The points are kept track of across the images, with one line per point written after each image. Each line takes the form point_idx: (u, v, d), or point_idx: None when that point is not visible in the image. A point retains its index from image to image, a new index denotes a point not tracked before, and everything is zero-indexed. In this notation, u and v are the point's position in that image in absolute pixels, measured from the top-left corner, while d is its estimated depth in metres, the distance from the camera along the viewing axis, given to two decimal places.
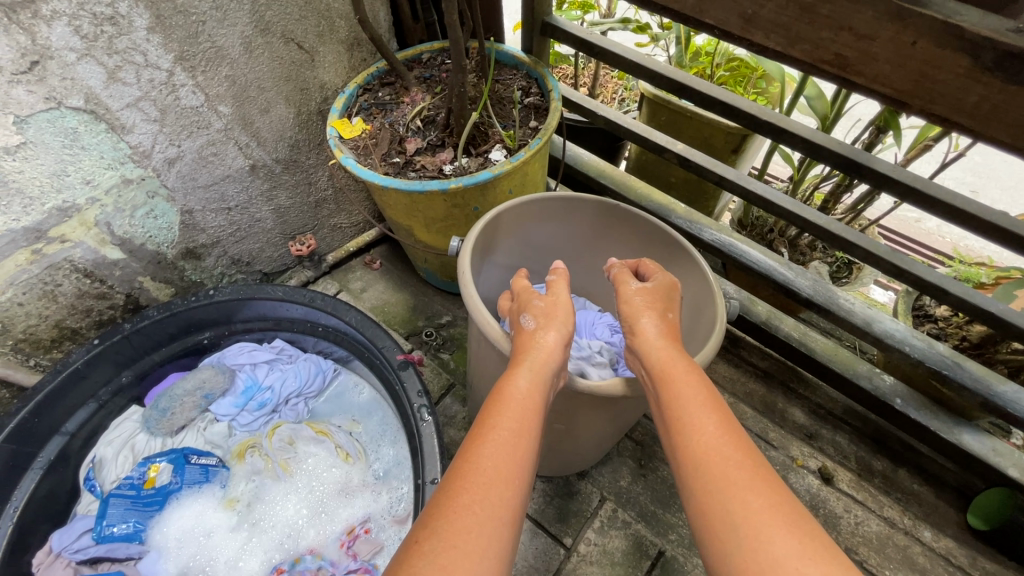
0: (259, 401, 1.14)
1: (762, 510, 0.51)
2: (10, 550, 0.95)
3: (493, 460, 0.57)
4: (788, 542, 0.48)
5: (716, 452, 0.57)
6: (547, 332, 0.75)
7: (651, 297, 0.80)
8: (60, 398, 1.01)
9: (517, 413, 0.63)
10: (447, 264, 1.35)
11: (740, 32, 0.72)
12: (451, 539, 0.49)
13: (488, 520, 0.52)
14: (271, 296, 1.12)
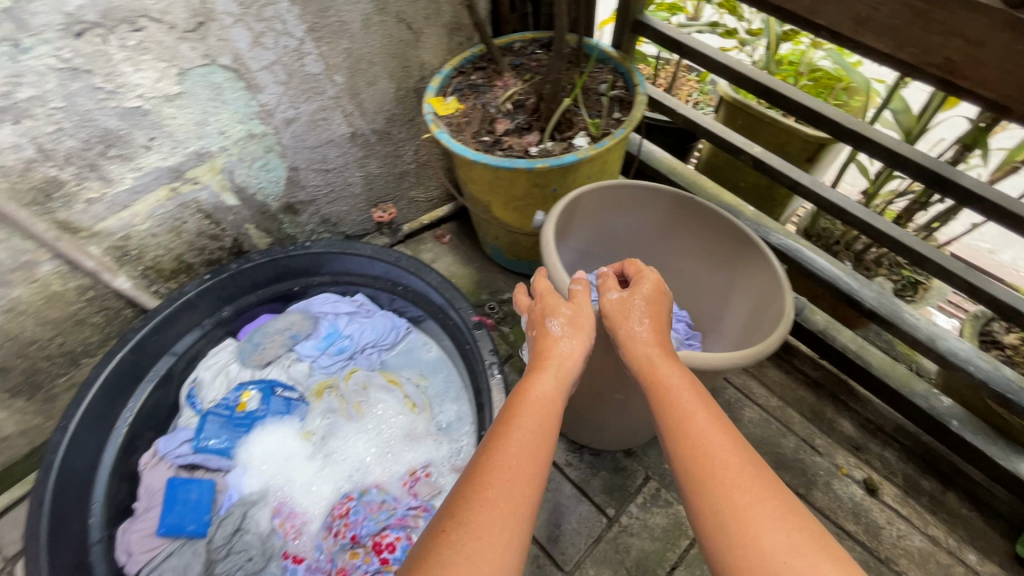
0: (339, 347, 1.24)
1: (759, 508, 0.54)
2: (123, 449, 1.09)
3: (509, 457, 0.60)
4: (776, 537, 0.52)
5: (715, 451, 0.60)
6: (562, 337, 0.78)
7: (647, 300, 0.82)
8: (173, 322, 1.14)
9: (536, 415, 0.67)
10: (516, 244, 1.41)
11: (851, 34, 0.81)
12: (476, 530, 0.52)
13: (510, 510, 0.55)
14: (360, 253, 1.23)
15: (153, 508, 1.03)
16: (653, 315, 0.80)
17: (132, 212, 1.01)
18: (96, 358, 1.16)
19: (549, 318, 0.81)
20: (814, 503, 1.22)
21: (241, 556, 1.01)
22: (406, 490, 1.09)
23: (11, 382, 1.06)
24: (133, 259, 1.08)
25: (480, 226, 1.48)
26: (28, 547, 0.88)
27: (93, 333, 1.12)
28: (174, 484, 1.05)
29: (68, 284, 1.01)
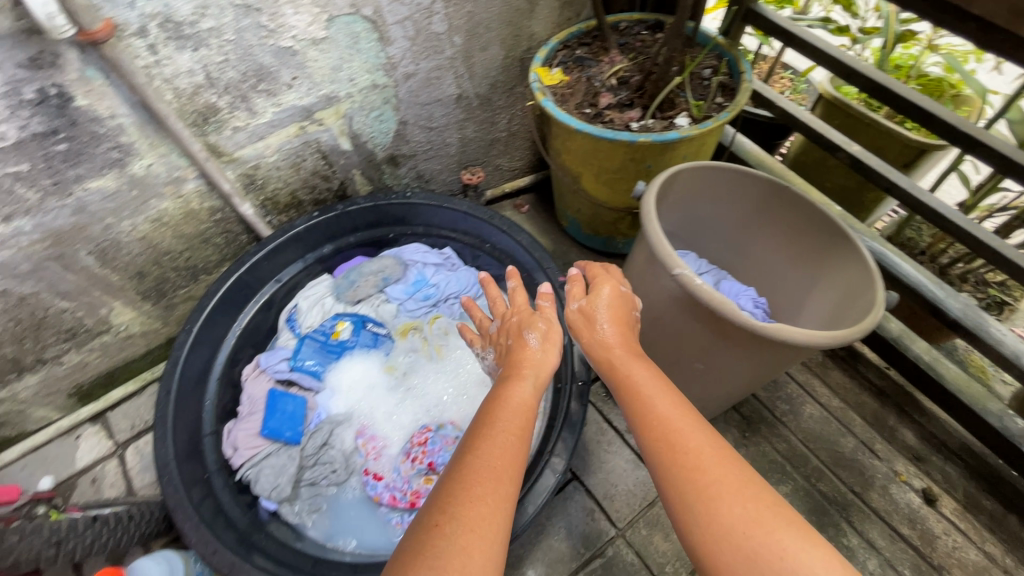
0: (425, 293, 1.33)
1: (722, 489, 0.58)
2: (230, 359, 1.20)
3: (485, 466, 0.63)
4: (736, 511, 0.56)
5: (681, 438, 0.63)
6: (530, 347, 0.83)
7: (613, 301, 0.85)
8: (283, 251, 1.24)
9: (508, 422, 0.70)
10: (597, 218, 1.46)
11: (1007, 24, 0.81)
12: (464, 538, 0.56)
13: (493, 516, 0.59)
14: (457, 208, 1.30)
15: (255, 412, 1.14)
16: (616, 316, 0.83)
17: (265, 143, 1.11)
18: (211, 276, 1.28)
19: (524, 331, 0.86)
20: (869, 503, 1.23)
21: (328, 467, 1.11)
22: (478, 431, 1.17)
23: (143, 287, 1.18)
24: (257, 188, 1.18)
25: (562, 198, 1.53)
26: (159, 428, 1.01)
27: (213, 252, 1.23)
28: (275, 394, 1.15)
29: (203, 203, 1.12)
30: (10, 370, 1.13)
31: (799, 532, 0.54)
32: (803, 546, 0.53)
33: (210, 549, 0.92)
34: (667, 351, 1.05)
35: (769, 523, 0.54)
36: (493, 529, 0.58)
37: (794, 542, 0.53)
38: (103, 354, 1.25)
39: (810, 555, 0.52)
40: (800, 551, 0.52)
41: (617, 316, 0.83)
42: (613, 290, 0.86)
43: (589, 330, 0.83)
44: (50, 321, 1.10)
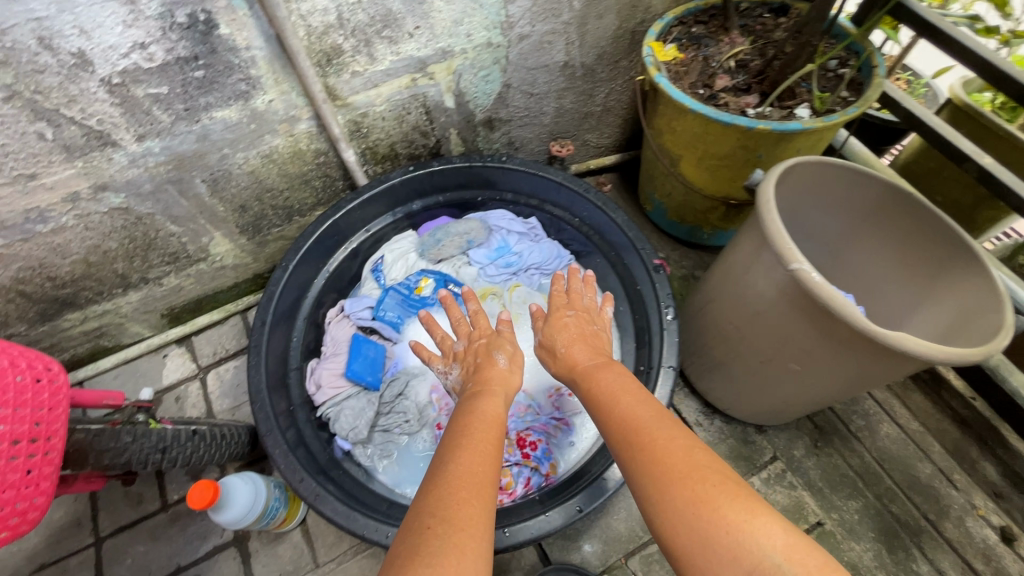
0: (507, 261, 1.32)
1: (681, 475, 0.62)
2: (316, 301, 1.23)
3: (469, 472, 0.67)
4: (685, 494, 0.60)
5: (644, 435, 0.69)
6: (496, 364, 0.91)
7: (574, 322, 0.96)
8: (376, 202, 1.25)
9: (490, 433, 0.75)
10: (687, 205, 1.42)
11: None
12: (454, 537, 0.59)
13: (479, 517, 0.62)
14: (552, 178, 1.25)
15: (340, 354, 1.18)
16: (575, 335, 0.93)
17: (377, 92, 1.11)
18: (303, 219, 1.31)
19: (493, 350, 0.93)
20: (942, 532, 1.18)
21: (402, 416, 1.14)
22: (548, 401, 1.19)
23: (243, 221, 1.22)
24: (361, 136, 1.19)
25: (651, 180, 1.49)
26: (253, 356, 1.05)
27: (310, 195, 1.25)
28: (359, 339, 1.18)
29: (310, 145, 1.14)
30: (117, 285, 1.19)
31: (746, 506, 0.58)
32: (752, 518, 0.56)
33: (297, 477, 0.93)
34: (759, 347, 1.02)
35: (718, 500, 0.58)
36: (478, 528, 0.61)
37: (741, 514, 0.57)
38: (197, 281, 1.30)
39: (756, 526, 0.56)
40: (750, 524, 0.56)
41: (576, 336, 0.93)
42: (571, 315, 0.98)
43: (551, 354, 0.93)
44: (158, 243, 1.15)
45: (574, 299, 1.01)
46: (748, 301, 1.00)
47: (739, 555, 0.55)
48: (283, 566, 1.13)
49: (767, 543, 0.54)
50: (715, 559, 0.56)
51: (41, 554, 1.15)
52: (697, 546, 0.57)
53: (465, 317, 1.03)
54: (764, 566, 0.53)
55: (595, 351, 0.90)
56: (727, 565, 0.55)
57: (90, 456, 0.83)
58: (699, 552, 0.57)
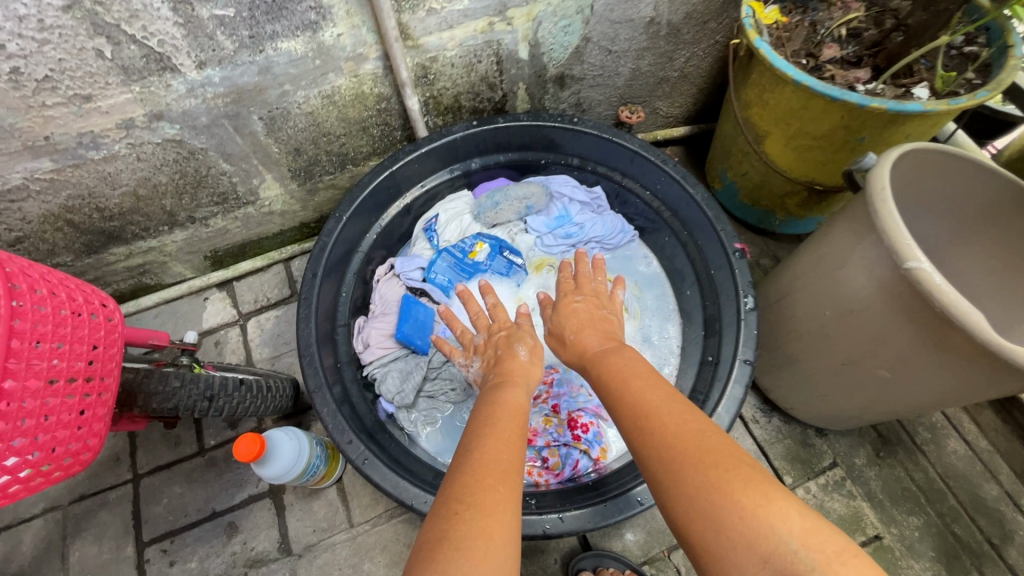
0: (567, 232, 1.24)
1: (695, 459, 0.58)
2: (365, 257, 1.18)
3: (492, 466, 0.64)
4: (699, 478, 0.56)
5: (657, 416, 0.64)
6: (508, 356, 0.86)
7: (583, 308, 0.89)
8: (435, 155, 1.17)
9: (509, 424, 0.71)
10: (763, 188, 1.31)
11: None
12: (478, 532, 0.57)
13: (504, 508, 0.60)
14: (626, 145, 1.14)
15: (389, 314, 1.13)
16: (585, 322, 0.87)
17: (451, 34, 1.02)
18: (356, 169, 1.24)
19: (513, 343, 0.88)
20: (1006, 558, 1.11)
21: (449, 384, 1.09)
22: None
23: (296, 165, 1.15)
24: (428, 83, 1.11)
25: (725, 157, 1.38)
26: (303, 308, 1.00)
27: (366, 143, 1.18)
28: (409, 300, 1.12)
29: (374, 88, 1.06)
30: (164, 222, 1.14)
31: (764, 492, 0.53)
32: (769, 505, 0.52)
33: (346, 438, 0.89)
34: (844, 348, 0.94)
35: (733, 485, 0.54)
36: (502, 523, 0.58)
37: (756, 502, 0.52)
38: (243, 225, 1.25)
39: (773, 511, 0.51)
40: (765, 510, 0.52)
41: (584, 322, 0.86)
42: (579, 301, 0.91)
43: (560, 341, 0.87)
44: (208, 182, 1.10)
45: (582, 284, 0.94)
46: (839, 295, 0.92)
47: (755, 543, 0.50)
48: (318, 522, 1.11)
49: (783, 529, 0.50)
50: (728, 544, 0.51)
51: (79, 486, 1.14)
52: (709, 534, 0.53)
53: (482, 311, 0.97)
54: (779, 552, 0.49)
55: (605, 336, 0.84)
56: (740, 552, 0.50)
57: (139, 398, 0.81)
58: (711, 538, 0.53)
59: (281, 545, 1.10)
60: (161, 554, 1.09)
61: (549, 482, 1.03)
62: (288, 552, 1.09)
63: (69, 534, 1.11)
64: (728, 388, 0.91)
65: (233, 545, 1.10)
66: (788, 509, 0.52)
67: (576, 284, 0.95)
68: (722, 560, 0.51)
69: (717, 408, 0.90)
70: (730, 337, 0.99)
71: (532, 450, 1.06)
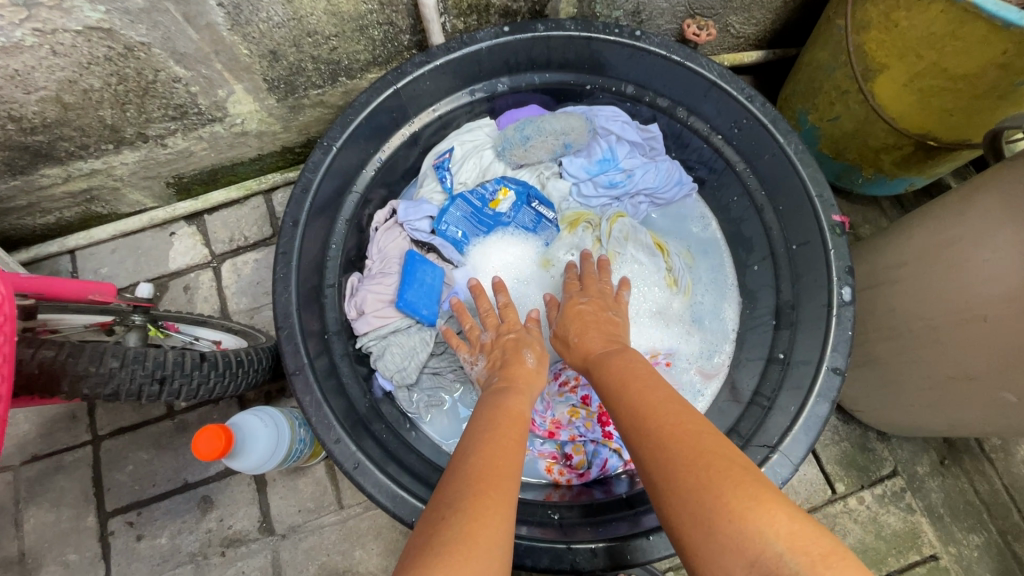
0: (610, 180, 1.02)
1: (688, 457, 0.50)
2: (361, 199, 0.95)
3: (489, 460, 0.53)
4: (688, 476, 0.49)
5: (653, 411, 0.57)
6: (515, 357, 0.73)
7: (589, 310, 0.77)
8: (452, 71, 0.90)
9: (506, 418, 0.60)
10: (856, 137, 1.03)
11: None
12: (467, 531, 0.45)
13: (501, 511, 0.48)
14: (702, 73, 0.86)
15: (389, 273, 0.93)
16: (590, 322, 0.76)
17: None
18: (351, 82, 0.97)
19: (522, 346, 0.74)
20: None
21: (459, 360, 0.93)
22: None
23: (273, 73, 0.89)
24: None
25: (808, 93, 1.06)
26: (281, 266, 0.79)
27: (364, 48, 0.91)
28: (414, 259, 0.92)
29: None
30: (107, 139, 0.90)
31: (761, 494, 0.46)
32: (763, 509, 0.45)
33: (332, 436, 0.73)
34: (954, 358, 0.76)
35: (725, 488, 0.47)
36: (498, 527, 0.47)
37: (751, 505, 0.45)
38: (211, 147, 1.00)
39: (765, 516, 0.45)
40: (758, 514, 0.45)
41: (590, 324, 0.76)
42: (584, 302, 0.80)
43: (564, 345, 0.76)
44: (158, 90, 0.84)
45: (587, 285, 0.84)
46: (954, 292, 0.73)
47: (740, 547, 0.44)
48: (304, 502, 0.98)
49: (773, 535, 0.44)
50: (715, 548, 0.45)
51: (31, 445, 1.00)
52: (697, 538, 0.46)
53: (490, 309, 0.83)
54: (768, 559, 0.43)
55: (612, 338, 0.73)
56: (727, 558, 0.44)
57: (64, 383, 0.63)
58: (699, 542, 0.46)
59: (261, 524, 0.97)
60: (127, 526, 0.97)
61: (571, 481, 0.89)
62: (270, 532, 0.97)
63: (22, 498, 0.98)
64: (806, 401, 0.75)
65: (208, 521, 0.97)
66: (783, 514, 0.45)
67: (580, 284, 0.85)
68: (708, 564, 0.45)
69: (793, 429, 0.74)
70: (814, 334, 0.80)
71: (554, 443, 0.91)
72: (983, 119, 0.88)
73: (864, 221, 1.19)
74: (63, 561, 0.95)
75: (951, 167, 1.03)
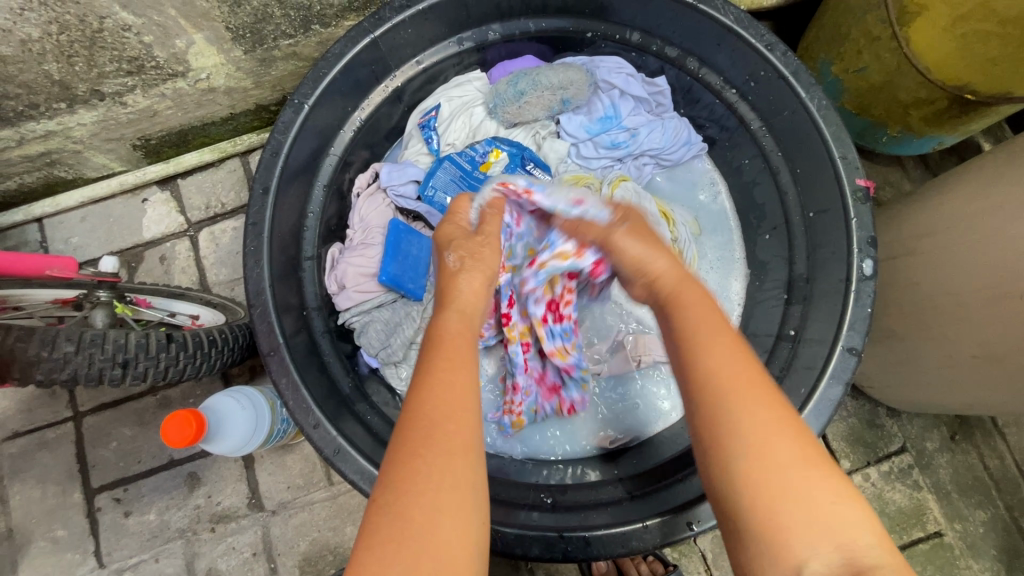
0: (613, 140, 0.94)
1: (765, 432, 0.45)
2: (341, 163, 0.87)
3: (438, 428, 0.46)
4: (782, 452, 0.45)
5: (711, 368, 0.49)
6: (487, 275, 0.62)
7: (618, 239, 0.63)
8: (436, 16, 0.81)
9: (448, 341, 0.53)
10: (884, 91, 0.92)
11: None
12: (404, 536, 0.41)
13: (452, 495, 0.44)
14: (717, 16, 0.77)
15: (372, 243, 0.87)
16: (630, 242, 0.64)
17: None
18: (327, 30, 0.88)
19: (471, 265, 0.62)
20: None
21: None
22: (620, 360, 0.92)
23: (236, 21, 0.80)
24: None
25: (834, 42, 0.94)
26: (251, 238, 0.73)
27: None
28: (398, 229, 0.86)
29: None
30: (58, 96, 0.82)
31: (841, 487, 0.45)
32: (840, 493, 0.44)
33: (311, 421, 0.68)
34: (983, 335, 0.70)
35: (805, 476, 0.44)
36: (460, 509, 0.43)
37: (832, 495, 0.44)
38: (177, 105, 0.92)
39: (845, 501, 0.44)
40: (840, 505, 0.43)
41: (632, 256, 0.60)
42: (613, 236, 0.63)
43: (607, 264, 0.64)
44: (107, 40, 0.76)
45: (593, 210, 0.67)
46: (988, 263, 0.66)
47: (828, 531, 0.42)
48: (293, 479, 0.96)
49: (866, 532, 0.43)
50: (794, 528, 0.42)
51: (12, 422, 0.97)
52: (767, 520, 0.43)
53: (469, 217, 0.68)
54: (858, 550, 0.42)
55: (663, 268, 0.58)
56: (810, 536, 0.42)
57: (14, 370, 0.60)
58: (769, 522, 0.43)
59: (250, 501, 0.95)
60: (115, 503, 0.95)
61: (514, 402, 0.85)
62: (259, 509, 0.95)
63: (6, 474, 0.96)
64: (819, 384, 0.69)
65: (196, 498, 0.96)
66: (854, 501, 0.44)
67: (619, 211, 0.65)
68: (778, 545, 0.42)
69: (802, 412, 0.69)
70: (829, 311, 0.74)
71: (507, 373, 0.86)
72: None
73: (885, 182, 1.10)
74: (51, 537, 0.94)
75: (986, 124, 0.94)
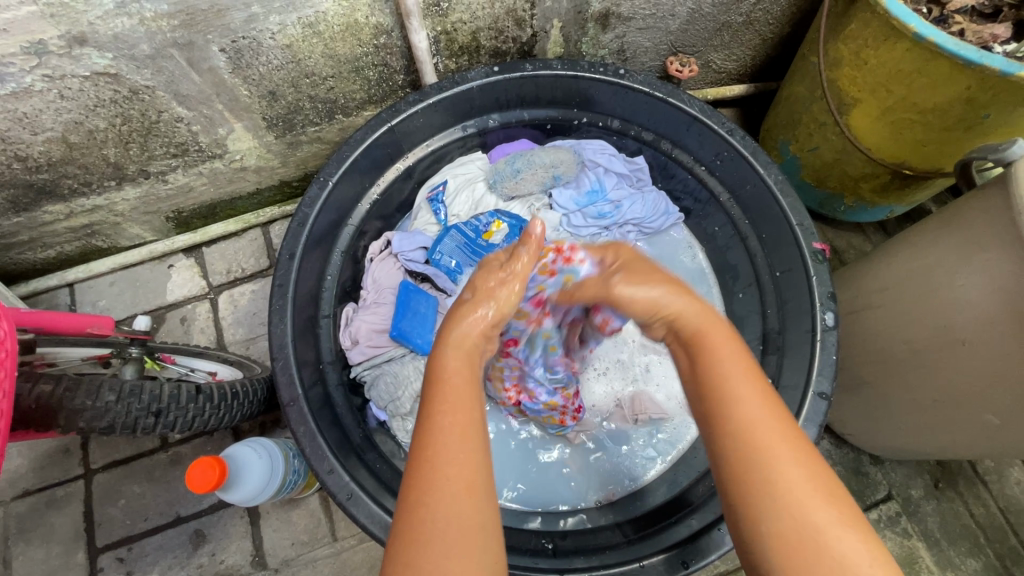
0: (599, 211, 1.05)
1: (772, 451, 0.46)
2: (357, 232, 0.97)
3: (445, 466, 0.47)
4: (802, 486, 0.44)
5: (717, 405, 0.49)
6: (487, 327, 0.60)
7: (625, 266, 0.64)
8: (444, 108, 0.94)
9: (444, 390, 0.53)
10: (835, 166, 1.05)
11: None
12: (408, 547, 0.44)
13: (464, 543, 0.45)
14: (684, 107, 0.90)
15: (383, 303, 0.96)
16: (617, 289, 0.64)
17: None
18: (348, 119, 1.00)
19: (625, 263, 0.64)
20: None
21: None
22: (619, 417, 0.98)
23: (272, 112, 0.93)
24: (439, 13, 0.85)
25: (789, 126, 1.09)
26: (277, 298, 0.81)
27: (360, 88, 0.94)
28: (408, 289, 0.95)
29: (370, 17, 0.81)
30: (109, 176, 0.94)
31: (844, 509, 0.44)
32: (822, 501, 0.44)
33: (326, 466, 0.73)
34: (935, 383, 0.78)
35: (796, 470, 0.45)
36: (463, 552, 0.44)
37: (831, 513, 0.43)
38: (211, 182, 1.03)
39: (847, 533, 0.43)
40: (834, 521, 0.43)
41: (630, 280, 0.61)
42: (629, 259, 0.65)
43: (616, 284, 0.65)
44: (160, 129, 0.88)
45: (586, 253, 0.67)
46: (930, 318, 0.76)
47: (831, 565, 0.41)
48: (298, 535, 0.97)
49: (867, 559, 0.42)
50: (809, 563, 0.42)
51: (23, 480, 0.99)
52: (774, 522, 0.43)
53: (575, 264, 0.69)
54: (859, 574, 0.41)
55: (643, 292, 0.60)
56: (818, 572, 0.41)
57: (60, 418, 0.65)
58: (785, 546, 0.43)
59: (254, 559, 0.96)
60: (117, 563, 0.96)
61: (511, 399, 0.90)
62: (262, 566, 0.96)
63: (12, 534, 0.97)
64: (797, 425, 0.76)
65: (199, 556, 0.96)
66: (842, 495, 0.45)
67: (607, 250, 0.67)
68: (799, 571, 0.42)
69: None
70: (799, 359, 0.82)
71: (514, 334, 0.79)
72: (953, 150, 0.91)
73: (848, 245, 1.22)
74: None
75: (930, 195, 1.06)
